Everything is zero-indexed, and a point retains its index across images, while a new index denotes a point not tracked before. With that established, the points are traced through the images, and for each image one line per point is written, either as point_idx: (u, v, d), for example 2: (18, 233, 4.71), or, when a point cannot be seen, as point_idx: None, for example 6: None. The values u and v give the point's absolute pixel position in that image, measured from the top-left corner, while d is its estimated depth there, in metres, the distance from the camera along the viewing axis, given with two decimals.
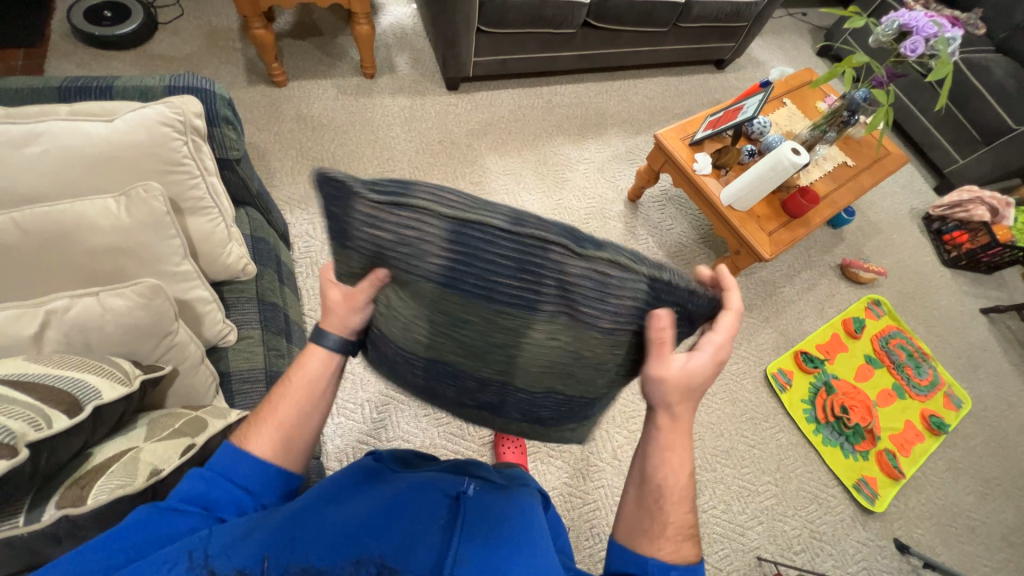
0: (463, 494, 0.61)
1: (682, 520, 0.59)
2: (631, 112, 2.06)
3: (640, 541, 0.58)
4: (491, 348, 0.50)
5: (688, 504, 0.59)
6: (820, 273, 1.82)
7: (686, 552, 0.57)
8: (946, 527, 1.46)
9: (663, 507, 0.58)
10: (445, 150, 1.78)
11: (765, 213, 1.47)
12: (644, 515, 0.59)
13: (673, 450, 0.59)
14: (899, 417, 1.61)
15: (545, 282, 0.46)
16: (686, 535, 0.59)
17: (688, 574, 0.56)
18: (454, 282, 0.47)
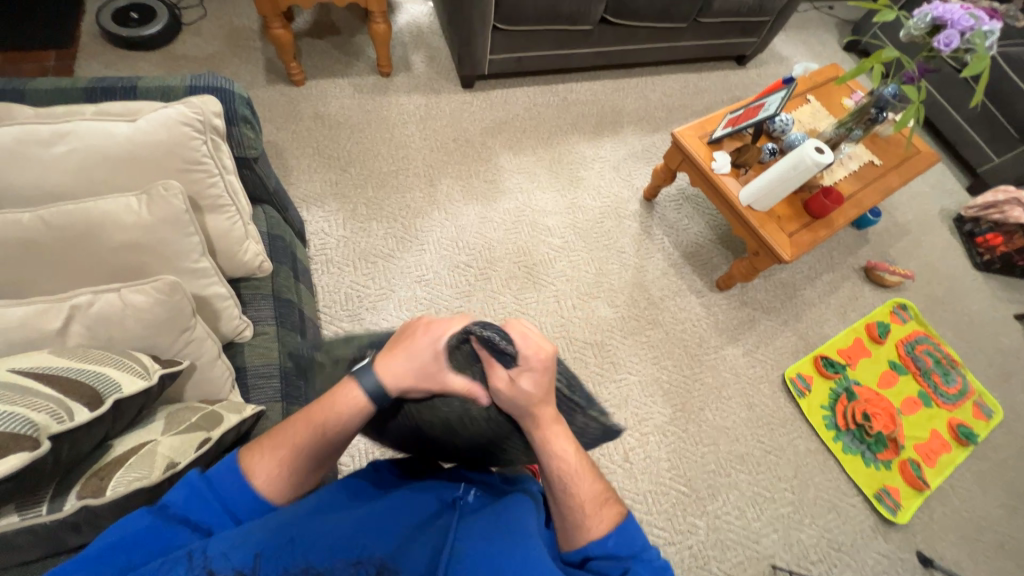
0: (461, 501, 0.62)
1: (593, 491, 0.60)
2: (648, 110, 2.03)
3: (573, 535, 0.59)
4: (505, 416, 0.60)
5: (592, 475, 0.61)
6: (843, 275, 1.77)
7: (609, 515, 0.60)
8: (973, 542, 1.40)
9: (569, 492, 0.59)
10: (459, 149, 1.78)
11: (786, 213, 1.43)
12: (563, 511, 0.60)
13: (554, 446, 0.58)
14: (924, 426, 1.55)
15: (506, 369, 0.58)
16: (606, 500, 0.61)
17: (622, 536, 0.58)
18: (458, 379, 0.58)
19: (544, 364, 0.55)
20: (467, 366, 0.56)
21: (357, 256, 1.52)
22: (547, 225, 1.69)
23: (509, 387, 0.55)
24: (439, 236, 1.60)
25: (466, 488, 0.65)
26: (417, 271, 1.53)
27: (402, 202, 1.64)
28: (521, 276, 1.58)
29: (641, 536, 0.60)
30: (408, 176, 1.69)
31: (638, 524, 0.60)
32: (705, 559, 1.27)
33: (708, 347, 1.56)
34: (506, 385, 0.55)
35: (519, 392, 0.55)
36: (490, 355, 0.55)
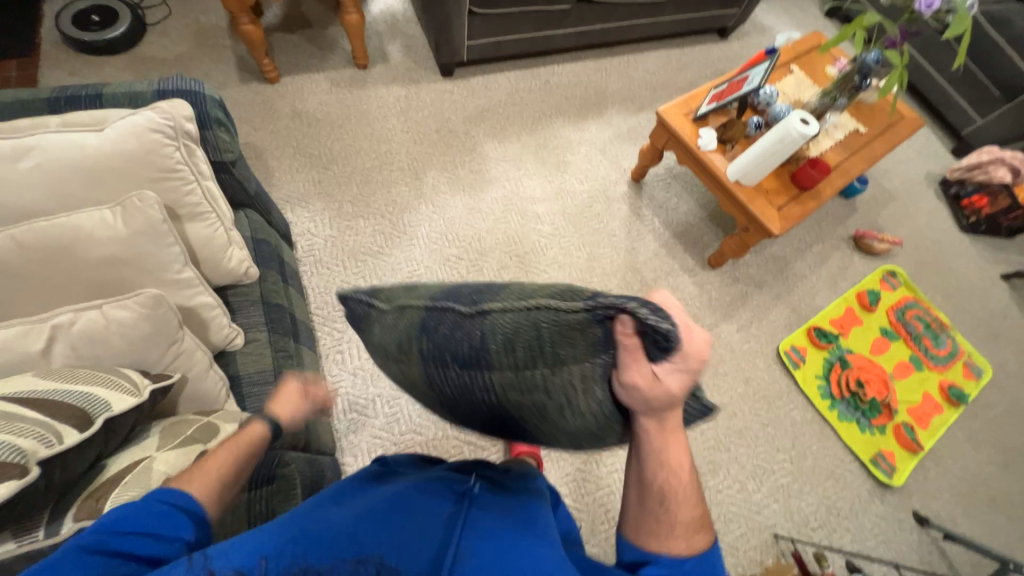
0: (471, 493, 0.61)
1: (688, 516, 0.59)
2: (632, 89, 2.00)
3: (650, 538, 0.58)
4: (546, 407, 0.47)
5: (691, 497, 0.59)
6: (833, 246, 1.78)
7: (697, 542, 0.58)
8: (966, 498, 1.45)
9: (665, 505, 0.58)
10: (443, 139, 1.75)
11: (774, 187, 1.42)
12: (649, 514, 0.59)
13: (671, 456, 0.57)
14: (917, 390, 1.58)
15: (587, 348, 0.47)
16: (696, 526, 0.59)
17: (705, 563, 0.57)
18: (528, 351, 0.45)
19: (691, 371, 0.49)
20: (595, 355, 0.45)
21: (346, 255, 1.50)
22: (536, 212, 1.67)
23: (650, 385, 0.47)
24: (428, 230, 1.58)
25: (474, 481, 0.63)
26: (408, 267, 1.52)
27: (388, 198, 1.61)
28: (513, 266, 1.57)
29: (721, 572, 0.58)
30: (392, 171, 1.66)
31: (721, 561, 0.58)
32: None
33: (702, 325, 1.57)
34: (649, 382, 0.47)
35: (659, 391, 0.48)
36: (637, 345, 0.44)
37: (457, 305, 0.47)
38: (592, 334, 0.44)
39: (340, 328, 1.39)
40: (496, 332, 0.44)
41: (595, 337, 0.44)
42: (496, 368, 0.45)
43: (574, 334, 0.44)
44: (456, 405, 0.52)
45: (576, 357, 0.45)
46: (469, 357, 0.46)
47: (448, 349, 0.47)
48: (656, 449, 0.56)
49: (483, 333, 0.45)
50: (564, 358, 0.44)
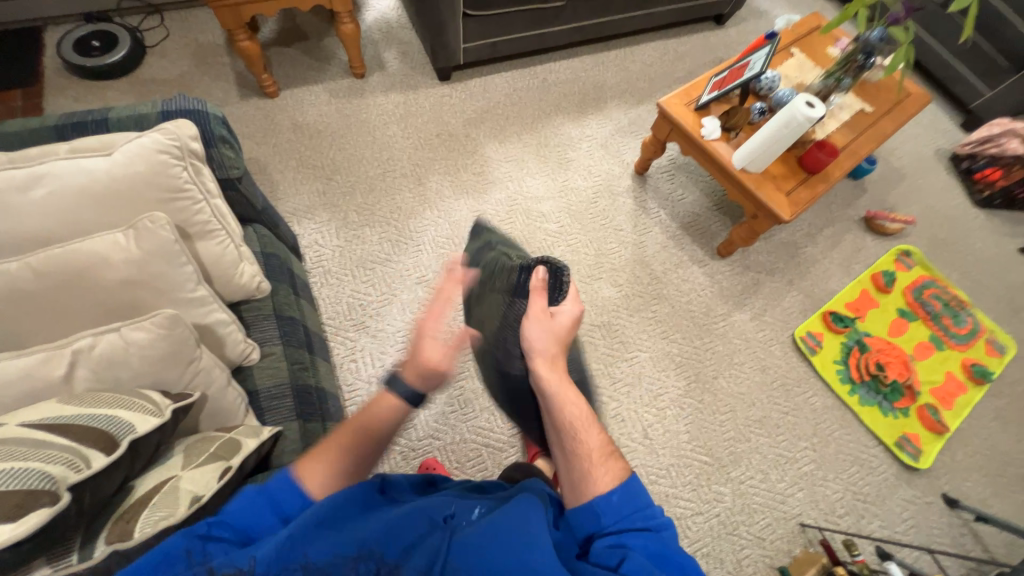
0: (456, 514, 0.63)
1: (598, 442, 0.67)
2: (630, 81, 1.99)
3: (579, 489, 0.62)
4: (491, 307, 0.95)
5: (596, 428, 0.69)
6: (844, 229, 1.75)
7: (616, 468, 0.63)
8: (996, 478, 1.41)
9: (580, 441, 0.67)
10: (444, 143, 1.75)
11: (781, 172, 1.41)
12: (571, 465, 0.66)
13: (562, 399, 0.73)
14: (938, 369, 1.55)
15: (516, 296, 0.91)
16: (611, 456, 0.65)
17: (625, 491, 0.60)
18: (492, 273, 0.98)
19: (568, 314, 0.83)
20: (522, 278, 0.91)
21: (354, 264, 1.50)
22: (542, 211, 1.67)
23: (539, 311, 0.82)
24: (434, 234, 1.58)
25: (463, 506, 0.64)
26: (416, 272, 1.52)
27: (393, 205, 1.62)
28: None
29: (646, 495, 0.61)
30: (395, 178, 1.67)
31: (644, 486, 0.61)
32: (734, 524, 1.28)
33: (715, 315, 1.55)
34: (541, 312, 0.82)
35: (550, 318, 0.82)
36: (540, 288, 0.84)
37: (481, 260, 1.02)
38: (518, 282, 0.91)
39: (353, 337, 1.40)
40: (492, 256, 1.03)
41: (517, 282, 0.91)
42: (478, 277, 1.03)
43: (516, 275, 0.92)
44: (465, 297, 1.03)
45: (504, 286, 0.93)
46: (472, 275, 1.14)
47: (484, 255, 1.06)
48: (552, 386, 0.74)
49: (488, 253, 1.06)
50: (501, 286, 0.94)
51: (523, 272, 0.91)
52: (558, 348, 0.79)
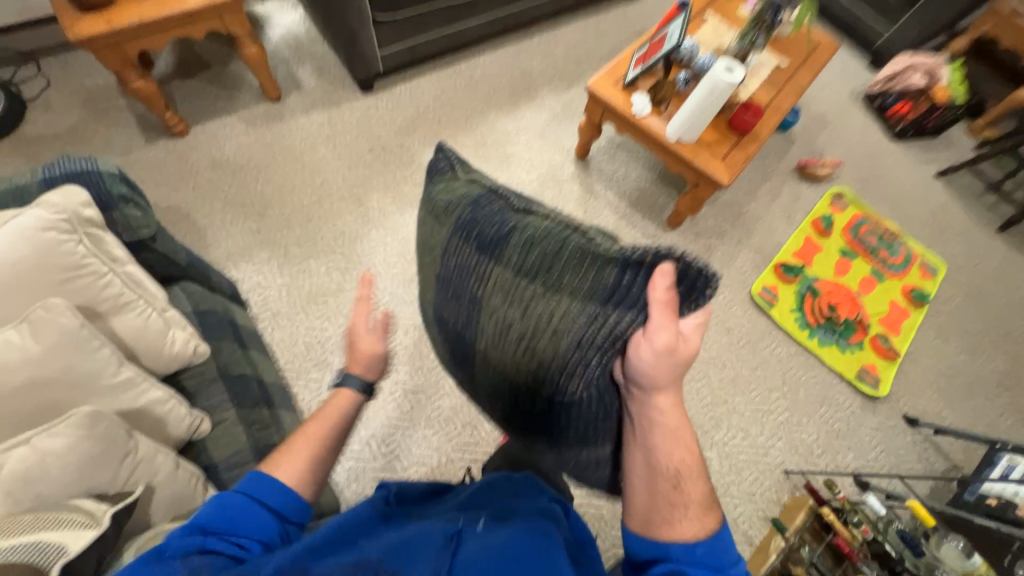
0: (463, 527, 0.60)
1: (699, 492, 0.64)
2: (557, 66, 1.97)
3: (660, 528, 0.63)
4: (511, 317, 0.61)
5: (699, 477, 0.66)
6: (780, 181, 1.82)
7: (706, 524, 0.63)
8: (946, 391, 1.53)
9: (681, 488, 0.64)
10: (378, 157, 1.68)
11: (714, 138, 1.43)
12: (660, 503, 0.64)
13: (665, 438, 0.65)
14: (883, 300, 1.65)
15: (594, 302, 0.57)
16: (702, 506, 0.64)
17: (714, 546, 0.61)
18: (523, 261, 0.59)
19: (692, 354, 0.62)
20: (595, 271, 0.57)
21: (304, 300, 1.43)
22: None
23: (675, 346, 0.60)
24: (384, 254, 1.52)
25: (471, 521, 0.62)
26: (372, 297, 1.46)
27: (335, 231, 1.54)
28: None
29: (732, 550, 0.62)
30: (333, 202, 1.58)
31: (731, 543, 0.62)
32: (724, 485, 1.32)
33: None
34: (672, 343, 0.59)
35: (679, 351, 0.60)
36: (668, 301, 0.57)
37: (478, 234, 0.62)
38: (610, 282, 0.57)
39: (316, 378, 1.33)
40: (525, 231, 0.59)
41: (608, 284, 0.57)
42: (505, 265, 0.60)
43: (594, 267, 0.57)
44: (446, 282, 0.66)
45: (548, 283, 0.59)
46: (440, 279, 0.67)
47: (480, 231, 0.62)
48: (664, 426, 0.65)
49: (501, 230, 0.61)
50: (562, 286, 0.57)
51: (623, 268, 0.56)
52: (678, 380, 0.64)
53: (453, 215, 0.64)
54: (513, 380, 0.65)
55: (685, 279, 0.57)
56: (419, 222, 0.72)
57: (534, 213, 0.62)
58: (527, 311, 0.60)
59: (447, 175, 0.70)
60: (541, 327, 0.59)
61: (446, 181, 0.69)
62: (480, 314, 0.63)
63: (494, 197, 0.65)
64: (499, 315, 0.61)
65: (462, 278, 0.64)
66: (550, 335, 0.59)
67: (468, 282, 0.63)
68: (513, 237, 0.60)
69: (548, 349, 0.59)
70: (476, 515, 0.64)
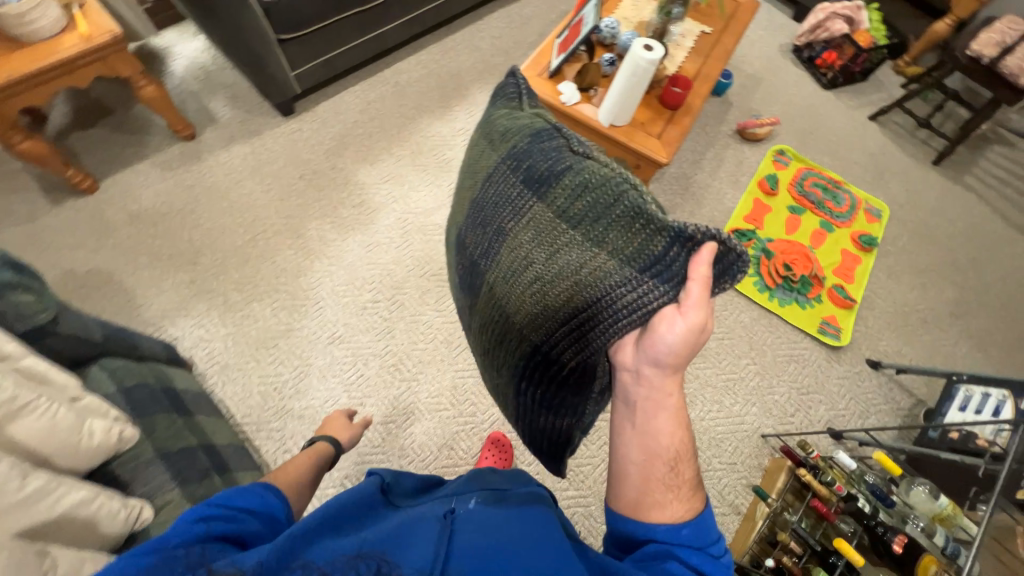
0: (456, 511, 0.57)
1: (689, 472, 0.59)
2: (485, 60, 1.91)
3: (647, 509, 0.57)
4: (526, 265, 0.57)
5: (690, 455, 0.60)
6: (723, 146, 1.82)
7: (692, 504, 0.58)
8: (904, 329, 1.57)
9: (674, 466, 0.58)
10: (311, 183, 1.60)
11: (647, 116, 1.41)
12: (652, 481, 0.57)
13: (670, 412, 0.58)
14: (835, 250, 1.68)
15: (620, 271, 0.52)
16: (690, 488, 0.58)
17: (698, 527, 0.55)
18: (566, 210, 0.54)
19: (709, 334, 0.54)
20: (636, 233, 0.51)
21: (253, 348, 1.35)
22: (437, 223, 1.59)
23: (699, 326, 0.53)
24: (332, 284, 1.46)
25: (460, 504, 0.59)
26: (326, 332, 1.39)
27: (276, 268, 1.46)
28: (434, 288, 1.49)
29: (715, 528, 0.57)
30: (269, 239, 1.50)
31: (715, 525, 0.57)
32: (707, 460, 1.33)
33: None
34: (698, 322, 0.52)
35: (702, 328, 0.53)
36: (707, 280, 0.51)
37: (534, 166, 0.56)
38: (651, 251, 0.51)
39: (278, 427, 1.27)
40: (579, 172, 0.53)
41: (651, 253, 0.51)
42: (547, 204, 0.55)
43: (643, 233, 0.51)
44: (481, 209, 0.61)
45: (581, 234, 0.53)
46: (476, 202, 0.62)
47: (531, 164, 0.57)
48: (663, 397, 0.58)
49: (551, 165, 0.55)
50: (597, 242, 0.52)
51: (673, 241, 0.50)
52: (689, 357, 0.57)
53: (512, 139, 0.59)
54: (516, 322, 0.61)
55: (730, 263, 0.51)
56: (472, 143, 0.68)
57: (595, 156, 0.55)
58: (552, 256, 0.55)
59: (514, 99, 0.65)
60: (553, 281, 0.55)
61: (512, 106, 0.65)
62: (504, 246, 0.59)
63: (557, 132, 0.58)
64: (522, 250, 0.57)
65: (495, 210, 0.59)
66: (559, 291, 0.55)
67: (501, 212, 0.58)
68: (567, 177, 0.54)
69: (559, 300, 0.55)
70: (464, 499, 0.61)
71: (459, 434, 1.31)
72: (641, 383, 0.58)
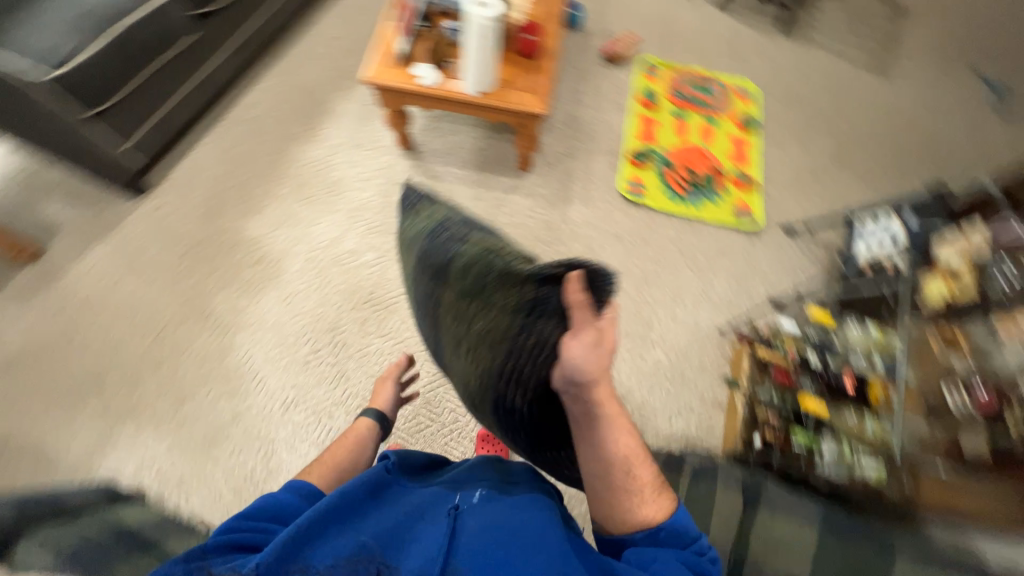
0: (460, 506, 0.61)
1: (649, 474, 0.61)
2: (334, 65, 1.78)
3: (621, 521, 0.60)
4: (462, 340, 0.72)
5: (646, 458, 0.62)
6: (596, 77, 1.83)
7: (662, 504, 0.60)
8: (803, 189, 1.71)
9: (632, 474, 0.60)
10: (197, 256, 1.46)
11: (512, 72, 1.38)
12: (619, 494, 0.60)
13: (615, 426, 0.60)
14: (725, 140, 1.77)
15: (518, 321, 0.63)
16: (657, 489, 0.61)
17: (673, 527, 0.59)
18: (469, 291, 0.71)
19: (610, 343, 0.58)
20: None
21: (205, 448, 1.25)
22: (349, 249, 1.50)
23: (598, 340, 0.57)
24: (264, 351, 1.36)
25: (466, 496, 0.64)
26: (277, 401, 1.31)
27: (195, 358, 1.34)
28: (371, 314, 1.43)
29: (692, 522, 0.60)
30: (175, 330, 1.36)
31: (689, 516, 0.60)
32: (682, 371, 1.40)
33: (556, 222, 1.57)
34: (593, 335, 0.57)
35: (604, 341, 0.58)
36: (583, 302, 0.58)
37: (439, 271, 0.77)
38: (530, 298, 0.64)
39: None
40: (463, 262, 0.73)
41: (528, 299, 0.64)
42: (455, 292, 0.73)
43: (515, 289, 0.66)
44: (428, 311, 0.81)
45: (483, 304, 0.68)
46: (424, 305, 0.83)
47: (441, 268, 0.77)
48: (605, 416, 0.59)
49: (460, 262, 0.74)
50: (491, 306, 0.67)
51: (539, 285, 0.64)
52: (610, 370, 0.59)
53: (414, 248, 0.84)
54: (475, 386, 0.72)
55: (598, 279, 0.61)
56: (405, 259, 0.89)
57: (474, 247, 0.76)
58: (473, 326, 0.69)
59: (413, 209, 0.91)
60: (480, 346, 0.68)
61: (411, 218, 0.90)
62: (447, 330, 0.76)
63: (451, 240, 0.79)
64: (455, 330, 0.73)
65: (432, 306, 0.79)
66: (486, 352, 0.67)
67: (435, 306, 0.78)
68: (461, 268, 0.74)
69: (489, 359, 0.66)
70: (470, 488, 0.66)
71: (448, 444, 1.29)
72: (580, 410, 0.59)
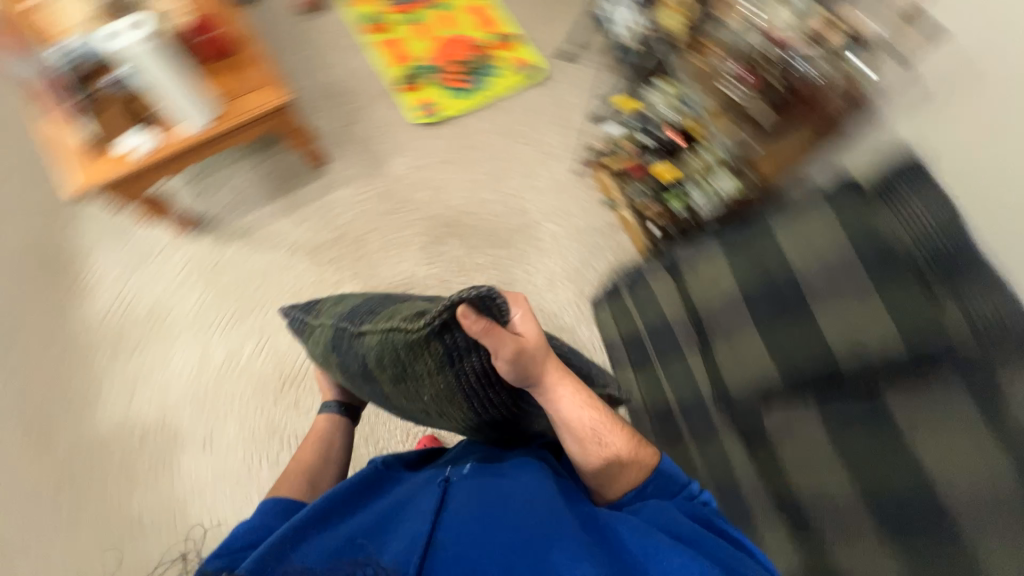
0: (450, 479, 0.65)
1: (622, 439, 0.72)
2: (36, 207, 1.43)
3: (609, 484, 0.72)
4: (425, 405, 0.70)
5: (617, 426, 0.73)
6: (313, 36, 1.66)
7: (642, 461, 0.73)
8: (555, 11, 1.74)
9: (608, 445, 0.71)
10: (70, 492, 1.20)
11: (224, 82, 1.20)
12: (600, 459, 0.71)
13: (579, 405, 0.69)
14: (466, 15, 1.73)
15: (448, 369, 0.60)
16: (633, 450, 0.73)
17: (657, 484, 0.71)
18: (392, 372, 0.66)
19: (538, 347, 0.63)
20: (436, 360, 0.59)
21: None
22: (221, 358, 1.31)
23: (524, 350, 0.60)
24: (223, 506, 1.19)
25: (457, 470, 0.68)
26: None
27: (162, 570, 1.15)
28: (294, 392, 1.29)
29: (676, 474, 0.71)
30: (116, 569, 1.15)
31: (672, 468, 0.72)
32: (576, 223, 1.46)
33: (386, 188, 1.49)
34: (516, 350, 0.58)
35: (530, 353, 0.61)
36: (491, 326, 0.56)
37: (355, 366, 0.71)
38: (439, 350, 0.59)
39: None
40: (365, 352, 0.67)
41: (440, 352, 0.59)
42: (385, 377, 0.68)
43: (421, 353, 0.59)
44: (376, 396, 0.78)
45: (411, 376, 0.64)
46: (370, 392, 0.79)
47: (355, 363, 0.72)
48: (566, 402, 0.68)
49: (368, 355, 0.68)
50: (419, 375, 0.62)
51: (434, 336, 0.57)
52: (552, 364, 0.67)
53: (329, 355, 0.79)
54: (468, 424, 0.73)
55: (490, 303, 0.56)
56: (324, 360, 0.86)
57: (366, 327, 0.69)
58: (421, 392, 0.66)
59: (306, 327, 0.88)
60: (441, 403, 0.66)
61: (309, 330, 0.87)
62: (406, 404, 0.73)
63: (346, 332, 0.74)
64: (413, 403, 0.71)
65: (376, 391, 0.74)
66: (452, 407, 0.67)
67: (376, 390, 0.75)
68: (368, 357, 0.68)
69: (460, 410, 0.66)
70: (463, 462, 0.71)
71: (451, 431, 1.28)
72: (547, 406, 0.68)
